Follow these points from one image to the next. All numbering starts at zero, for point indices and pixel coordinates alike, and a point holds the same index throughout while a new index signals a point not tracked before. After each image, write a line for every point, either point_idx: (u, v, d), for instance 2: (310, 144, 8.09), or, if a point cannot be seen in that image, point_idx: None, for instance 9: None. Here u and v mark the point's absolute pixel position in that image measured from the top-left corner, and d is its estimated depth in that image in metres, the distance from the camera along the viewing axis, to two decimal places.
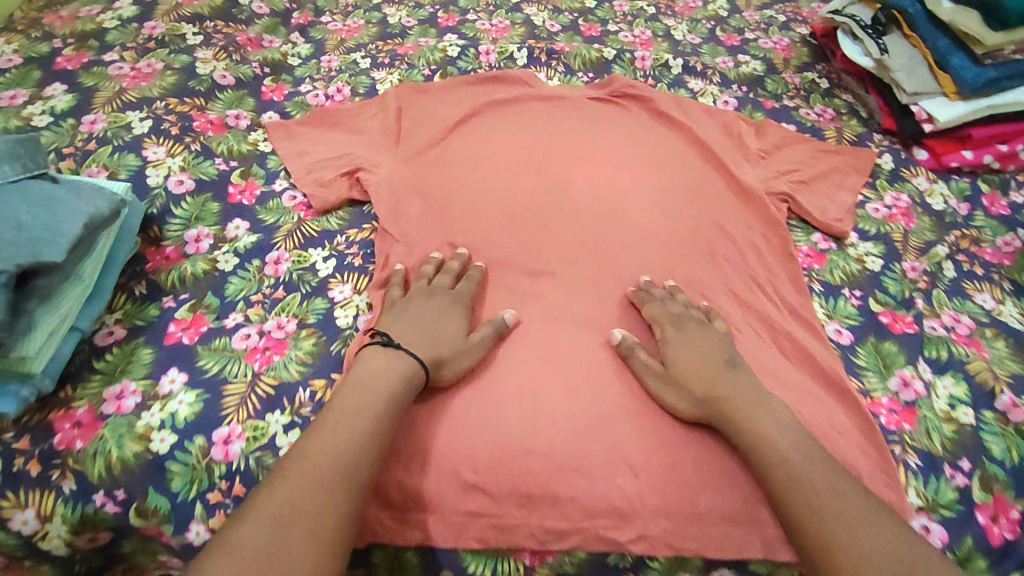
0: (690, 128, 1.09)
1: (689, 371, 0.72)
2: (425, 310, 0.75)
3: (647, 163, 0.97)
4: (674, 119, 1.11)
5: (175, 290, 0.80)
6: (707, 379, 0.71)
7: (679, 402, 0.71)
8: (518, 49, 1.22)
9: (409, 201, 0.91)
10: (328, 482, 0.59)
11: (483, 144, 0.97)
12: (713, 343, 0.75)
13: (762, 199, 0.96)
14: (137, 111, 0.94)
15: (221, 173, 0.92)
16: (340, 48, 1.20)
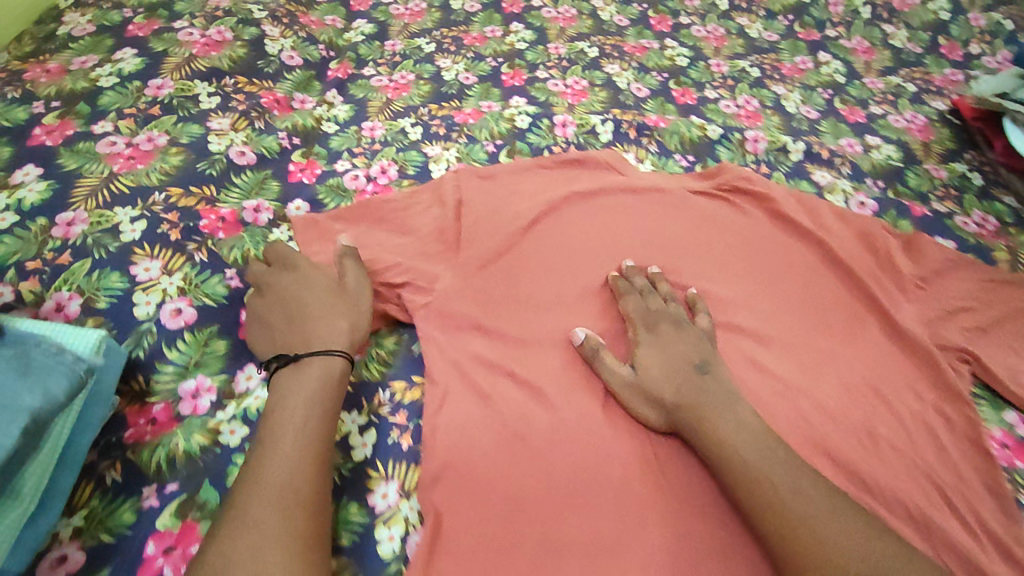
0: (823, 242, 0.87)
1: (658, 374, 0.67)
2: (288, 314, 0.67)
3: (771, 314, 0.79)
4: (801, 228, 0.88)
5: (160, 478, 0.60)
6: (672, 384, 0.66)
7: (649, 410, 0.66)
8: (602, 122, 1.01)
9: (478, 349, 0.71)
10: (268, 495, 0.53)
11: (567, 275, 0.78)
12: (688, 347, 0.69)
13: (934, 358, 0.75)
14: (129, 208, 0.73)
15: (233, 294, 0.72)
16: (385, 112, 0.99)
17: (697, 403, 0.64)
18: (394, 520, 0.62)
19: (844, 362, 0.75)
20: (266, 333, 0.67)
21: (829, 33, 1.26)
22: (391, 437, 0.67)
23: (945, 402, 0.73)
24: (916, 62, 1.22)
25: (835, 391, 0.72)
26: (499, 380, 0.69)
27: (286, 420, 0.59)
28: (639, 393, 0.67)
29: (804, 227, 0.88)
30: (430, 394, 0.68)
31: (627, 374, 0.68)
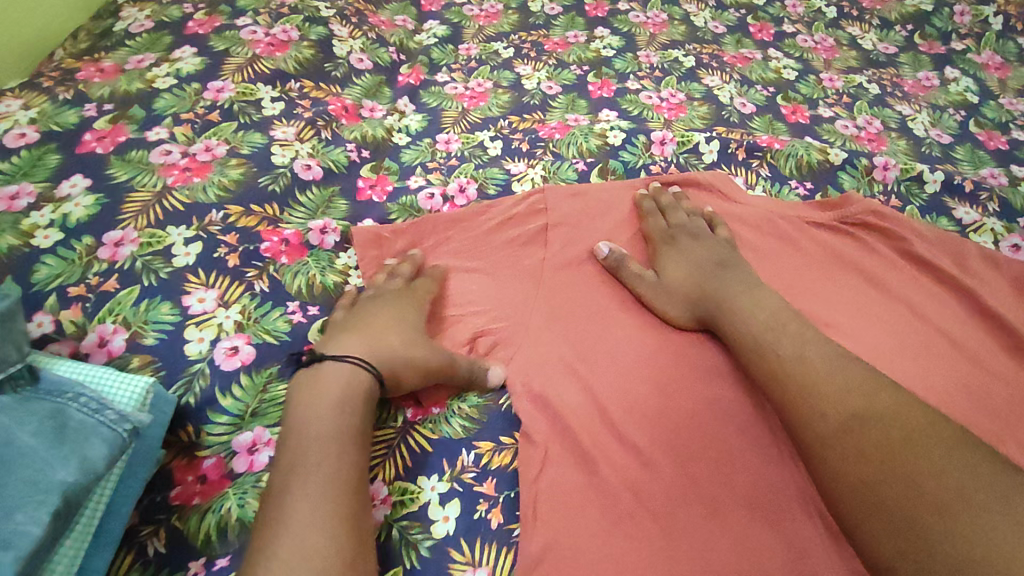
0: (975, 291, 0.74)
1: (677, 274, 0.70)
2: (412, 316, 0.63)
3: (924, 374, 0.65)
4: (946, 274, 0.75)
5: (211, 552, 0.50)
6: (696, 281, 0.68)
7: (666, 300, 0.68)
8: (706, 140, 0.89)
9: (575, 405, 0.61)
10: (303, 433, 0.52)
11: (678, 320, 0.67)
12: (700, 249, 0.72)
13: None
14: (184, 228, 0.65)
15: (295, 328, 0.62)
16: (462, 123, 0.89)
17: (715, 287, 0.67)
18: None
19: (1019, 447, 0.62)
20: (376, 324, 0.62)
21: (954, 47, 1.12)
22: (478, 512, 0.56)
23: None
24: None
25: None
26: (603, 450, 0.59)
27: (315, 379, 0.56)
28: (662, 292, 0.69)
29: (950, 273, 0.76)
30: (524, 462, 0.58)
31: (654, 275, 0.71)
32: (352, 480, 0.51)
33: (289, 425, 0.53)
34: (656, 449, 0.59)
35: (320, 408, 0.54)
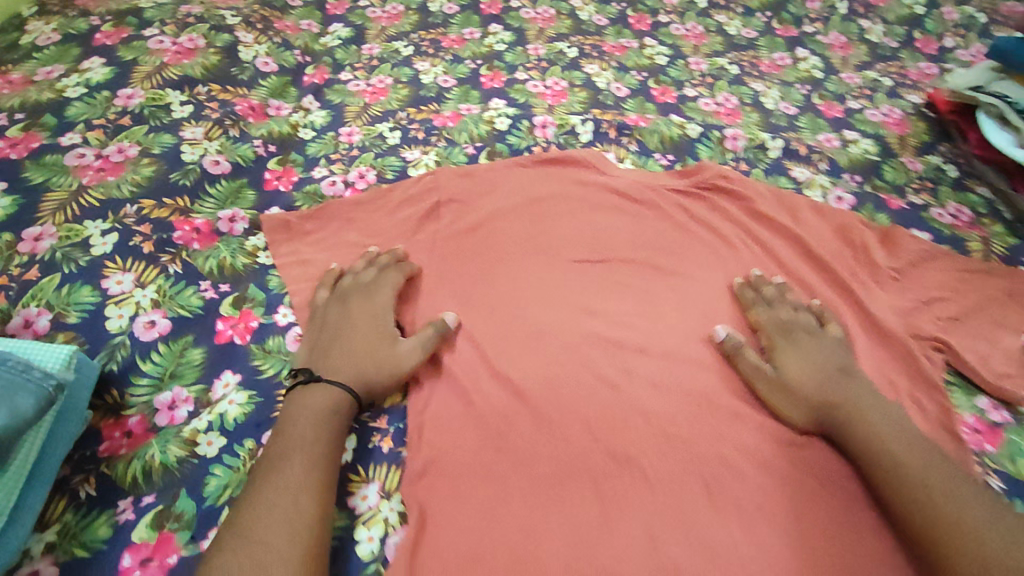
0: (801, 236, 0.88)
1: (772, 387, 0.70)
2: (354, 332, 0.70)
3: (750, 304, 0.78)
4: (779, 225, 0.89)
5: (136, 489, 0.59)
6: (820, 381, 0.69)
7: (778, 399, 0.69)
8: (581, 122, 1.00)
9: (460, 347, 0.73)
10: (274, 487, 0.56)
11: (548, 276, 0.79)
12: (808, 357, 0.71)
13: (906, 344, 0.76)
14: (100, 221, 0.72)
15: (207, 302, 0.70)
16: (363, 117, 0.98)
17: (841, 399, 0.67)
18: (374, 524, 0.61)
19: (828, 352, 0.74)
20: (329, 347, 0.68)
21: (806, 30, 1.27)
22: (373, 441, 0.66)
23: (919, 390, 0.73)
24: (891, 56, 1.24)
25: None
26: (484, 382, 0.70)
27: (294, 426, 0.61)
28: (779, 392, 0.69)
29: (782, 224, 0.89)
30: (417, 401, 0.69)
31: (768, 369, 0.71)
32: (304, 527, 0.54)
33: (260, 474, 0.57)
34: (525, 380, 0.70)
35: (316, 424, 0.61)
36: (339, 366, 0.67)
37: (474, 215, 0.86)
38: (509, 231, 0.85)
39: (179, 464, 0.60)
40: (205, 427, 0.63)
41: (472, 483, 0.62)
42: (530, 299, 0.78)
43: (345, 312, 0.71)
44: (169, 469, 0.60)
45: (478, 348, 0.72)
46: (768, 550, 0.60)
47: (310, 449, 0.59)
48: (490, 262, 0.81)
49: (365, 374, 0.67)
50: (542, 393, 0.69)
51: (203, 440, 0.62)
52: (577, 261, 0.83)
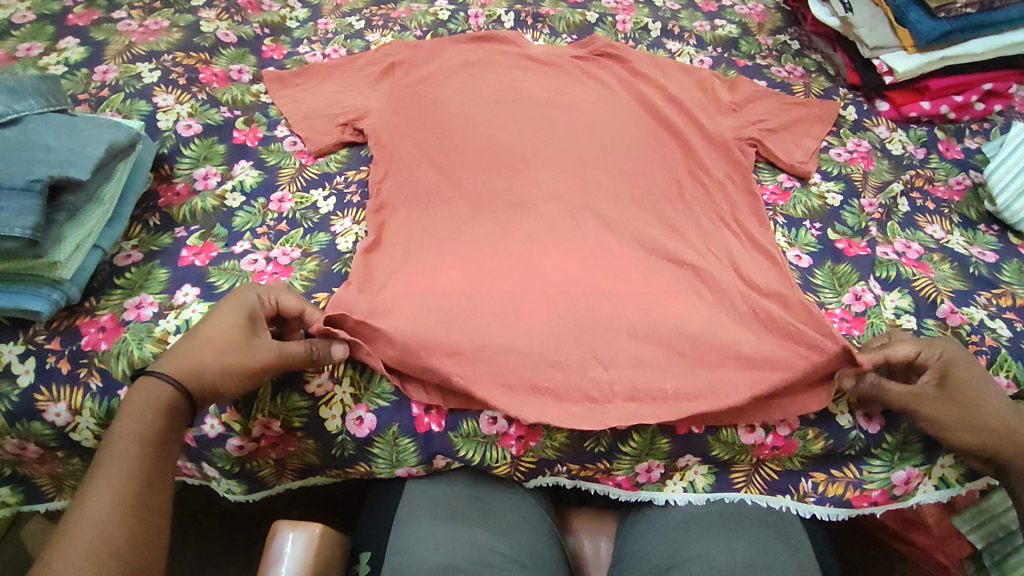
0: (664, 84, 1.16)
1: (958, 425, 0.70)
2: (209, 326, 0.69)
3: (620, 117, 1.06)
4: (651, 77, 1.17)
5: (186, 222, 0.86)
6: (1006, 428, 0.70)
7: (965, 434, 0.71)
8: (506, 13, 1.29)
9: (402, 140, 0.99)
10: (116, 473, 0.60)
11: (473, 101, 1.06)
12: (983, 389, 0.71)
13: (730, 144, 1.04)
14: (146, 64, 1.00)
15: (226, 119, 0.99)
16: (336, 13, 1.26)
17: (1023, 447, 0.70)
18: (348, 235, 0.88)
19: (674, 147, 1.03)
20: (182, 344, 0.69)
21: None
22: (348, 198, 0.93)
23: (734, 171, 1.01)
24: None
25: (669, 166, 0.99)
26: (420, 162, 0.96)
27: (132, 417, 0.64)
28: (970, 428, 0.70)
29: (653, 75, 1.17)
30: (374, 173, 0.95)
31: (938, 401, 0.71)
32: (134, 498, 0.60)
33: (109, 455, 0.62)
34: (450, 159, 0.96)
35: (154, 415, 0.65)
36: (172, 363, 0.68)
37: (419, 72, 1.13)
38: (446, 77, 1.11)
39: (215, 207, 0.88)
40: (233, 189, 0.91)
41: (410, 217, 0.90)
42: (459, 116, 1.02)
43: (218, 309, 0.71)
44: (201, 211, 0.87)
45: (420, 141, 0.99)
46: (613, 247, 0.87)
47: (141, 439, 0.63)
48: (429, 93, 1.08)
49: (203, 362, 0.67)
50: (455, 167, 0.95)
51: (232, 195, 0.90)
52: (495, 100, 1.07)
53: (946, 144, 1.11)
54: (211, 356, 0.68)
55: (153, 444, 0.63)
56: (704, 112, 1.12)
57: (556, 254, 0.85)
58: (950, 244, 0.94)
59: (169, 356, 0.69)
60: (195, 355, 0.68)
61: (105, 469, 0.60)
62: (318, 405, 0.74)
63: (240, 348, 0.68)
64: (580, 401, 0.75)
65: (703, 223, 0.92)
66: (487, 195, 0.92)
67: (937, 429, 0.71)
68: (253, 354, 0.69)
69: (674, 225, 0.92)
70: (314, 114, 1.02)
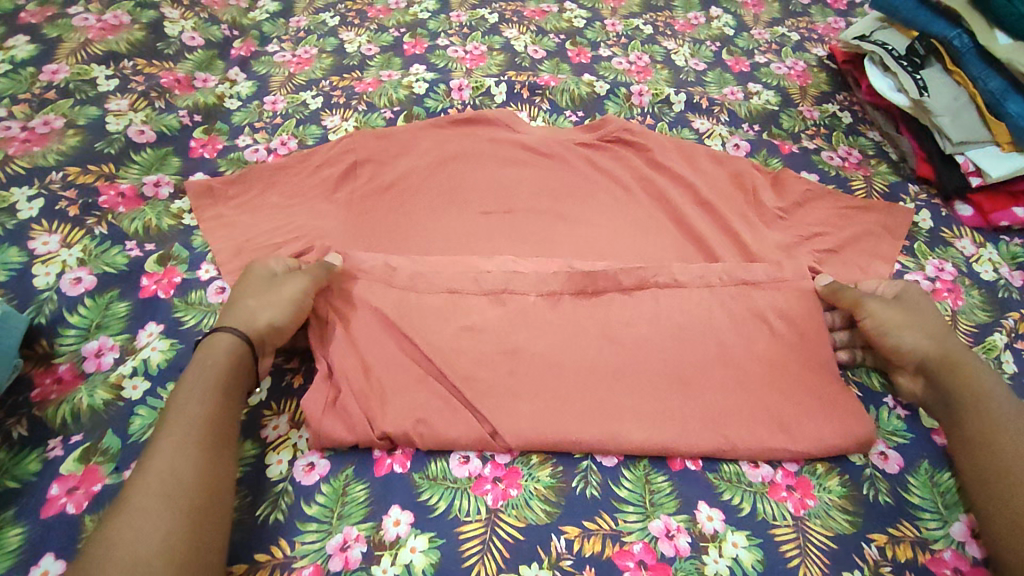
0: (690, 180, 0.92)
1: (901, 326, 0.69)
2: (240, 295, 0.68)
3: (639, 243, 0.85)
4: (676, 171, 0.93)
5: (66, 430, 0.63)
6: (946, 346, 0.67)
7: (902, 338, 0.69)
8: (496, 84, 1.06)
9: None
10: (169, 463, 0.54)
11: (453, 223, 0.85)
12: (930, 314, 0.71)
13: None
14: (25, 187, 0.78)
15: (132, 261, 0.76)
16: (287, 86, 1.02)
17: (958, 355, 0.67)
18: (283, 449, 0.64)
19: None
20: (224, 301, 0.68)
21: None
22: (288, 381, 0.70)
23: None
24: (802, 13, 1.28)
25: None
26: None
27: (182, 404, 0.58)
28: (907, 327, 0.69)
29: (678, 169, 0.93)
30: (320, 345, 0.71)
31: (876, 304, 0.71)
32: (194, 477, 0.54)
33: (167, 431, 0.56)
34: None
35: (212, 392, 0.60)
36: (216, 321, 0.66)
37: (389, 172, 0.89)
38: (422, 181, 0.89)
39: (108, 400, 0.65)
40: (132, 371, 0.67)
41: None
42: (437, 248, 0.82)
43: (242, 283, 0.69)
44: (89, 411, 0.64)
45: (384, 277, 0.72)
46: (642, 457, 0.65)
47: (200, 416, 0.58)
48: (401, 207, 0.85)
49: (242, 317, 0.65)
50: (422, 326, 0.69)
51: (131, 377, 0.67)
52: (482, 213, 0.86)
53: None
54: (246, 313, 0.65)
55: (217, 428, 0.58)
56: (743, 220, 0.89)
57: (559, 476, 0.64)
58: None
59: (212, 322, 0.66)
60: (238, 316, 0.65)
61: (161, 455, 0.54)
62: None
63: (277, 287, 0.68)
64: None
65: (771, 406, 0.67)
66: (471, 365, 0.67)
67: (881, 326, 0.69)
68: (283, 288, 0.68)
69: (733, 412, 0.66)
70: (248, 246, 0.79)
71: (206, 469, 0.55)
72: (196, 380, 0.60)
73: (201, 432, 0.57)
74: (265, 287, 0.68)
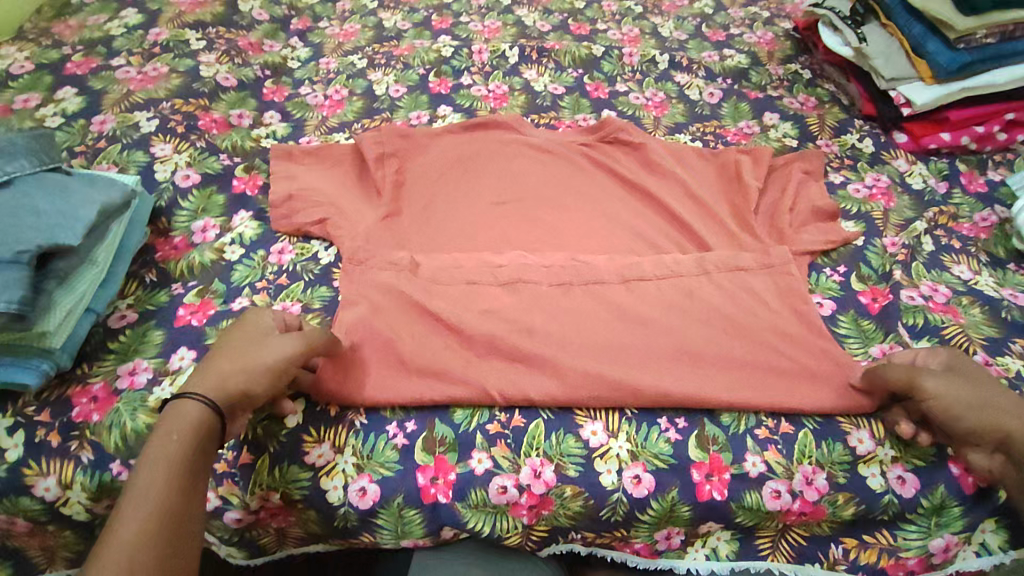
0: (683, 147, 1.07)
1: (969, 409, 0.67)
2: (233, 350, 0.67)
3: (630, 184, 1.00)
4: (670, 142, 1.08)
5: (184, 277, 0.84)
6: (1016, 415, 0.66)
7: (981, 419, 0.66)
8: (510, 49, 1.27)
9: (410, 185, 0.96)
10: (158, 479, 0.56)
11: (476, 163, 0.99)
12: (992, 386, 0.69)
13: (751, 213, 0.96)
14: (145, 112, 0.98)
15: (225, 167, 0.96)
16: (338, 51, 1.24)
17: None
18: None
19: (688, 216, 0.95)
20: (214, 360, 0.66)
21: None
22: None
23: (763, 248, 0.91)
24: None
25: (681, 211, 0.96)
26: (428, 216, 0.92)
27: (167, 432, 0.60)
28: (979, 406, 0.67)
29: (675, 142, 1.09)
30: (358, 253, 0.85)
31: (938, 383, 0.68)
32: (179, 493, 0.57)
33: (152, 455, 0.58)
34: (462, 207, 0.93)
35: (201, 425, 0.61)
36: (207, 377, 0.64)
37: (414, 156, 1.00)
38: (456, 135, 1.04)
39: (215, 260, 0.86)
40: (231, 242, 0.88)
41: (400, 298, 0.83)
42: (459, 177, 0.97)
43: (233, 335, 0.69)
44: (200, 266, 0.85)
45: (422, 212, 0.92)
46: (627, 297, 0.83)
47: (187, 438, 0.60)
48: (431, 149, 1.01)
49: (238, 380, 0.64)
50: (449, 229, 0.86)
51: (230, 245, 0.87)
52: (494, 204, 0.94)
53: (969, 177, 1.07)
54: (239, 367, 0.65)
55: (200, 448, 0.60)
56: (723, 175, 1.03)
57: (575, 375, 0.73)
58: (978, 286, 0.90)
59: (200, 376, 0.64)
60: (228, 372, 0.64)
61: (147, 474, 0.57)
62: (319, 477, 0.69)
63: (270, 346, 0.67)
64: (595, 465, 0.70)
65: (771, 363, 0.76)
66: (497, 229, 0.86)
67: (946, 408, 0.67)
68: (275, 343, 0.67)
69: (736, 368, 0.76)
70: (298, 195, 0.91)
71: (185, 494, 0.57)
72: (166, 429, 0.60)
73: (186, 453, 0.59)
74: (257, 350, 0.66)
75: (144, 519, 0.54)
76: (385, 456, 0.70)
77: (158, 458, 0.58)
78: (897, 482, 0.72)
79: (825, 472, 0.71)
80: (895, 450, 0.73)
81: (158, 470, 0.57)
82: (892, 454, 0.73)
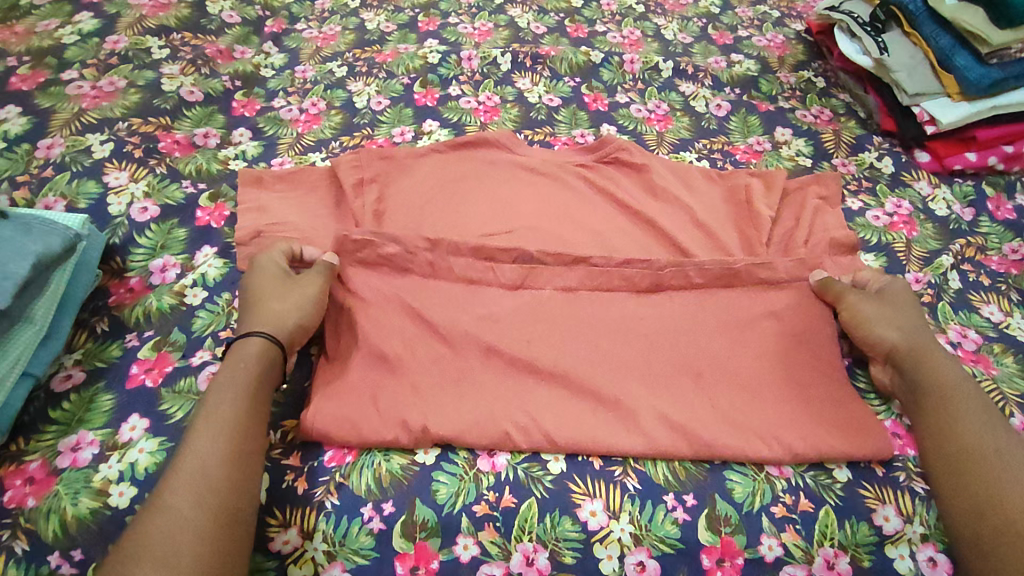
0: (691, 170, 0.98)
1: (872, 321, 0.75)
2: (270, 291, 0.74)
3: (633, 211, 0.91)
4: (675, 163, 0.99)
5: (139, 327, 0.75)
6: (909, 331, 0.74)
7: (881, 331, 0.75)
8: (502, 54, 1.17)
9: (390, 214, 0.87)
10: (223, 423, 0.61)
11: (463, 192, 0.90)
12: (907, 311, 0.77)
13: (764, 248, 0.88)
14: (98, 134, 0.90)
15: (188, 196, 0.87)
16: (315, 57, 1.14)
17: (925, 344, 0.73)
18: None
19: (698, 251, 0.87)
20: (254, 306, 0.73)
21: None
22: None
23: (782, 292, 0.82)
24: None
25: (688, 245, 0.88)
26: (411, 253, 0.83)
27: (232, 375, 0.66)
28: (881, 321, 0.75)
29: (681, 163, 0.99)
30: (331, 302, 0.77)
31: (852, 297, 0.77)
32: (242, 435, 0.62)
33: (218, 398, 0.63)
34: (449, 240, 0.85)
35: (260, 362, 0.67)
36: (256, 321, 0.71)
37: (395, 183, 0.91)
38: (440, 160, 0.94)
39: (174, 305, 0.77)
40: (192, 283, 0.79)
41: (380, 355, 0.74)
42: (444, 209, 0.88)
43: (261, 276, 0.75)
44: (156, 312, 0.76)
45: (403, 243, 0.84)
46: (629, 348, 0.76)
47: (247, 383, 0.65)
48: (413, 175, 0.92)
49: (283, 317, 0.71)
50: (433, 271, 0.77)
51: (192, 287, 0.79)
52: (484, 235, 0.85)
53: (996, 202, 0.99)
54: (281, 309, 0.72)
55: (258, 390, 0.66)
56: (733, 200, 0.94)
57: (569, 445, 0.67)
58: (1010, 330, 0.83)
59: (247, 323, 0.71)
60: (273, 315, 0.71)
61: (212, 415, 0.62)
62: (286, 565, 0.61)
63: (300, 280, 0.75)
64: (594, 551, 0.63)
65: (785, 433, 0.69)
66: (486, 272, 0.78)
67: (859, 320, 0.76)
68: (303, 282, 0.74)
69: (746, 435, 0.69)
70: (268, 230, 0.83)
71: (247, 435, 0.62)
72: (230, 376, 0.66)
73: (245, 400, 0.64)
74: (285, 288, 0.74)
75: (211, 459, 0.59)
76: (359, 542, 0.62)
77: (223, 403, 0.63)
78: (928, 564, 0.65)
79: (848, 555, 0.64)
80: (924, 528, 0.66)
81: (222, 413, 0.62)
82: (921, 533, 0.66)
